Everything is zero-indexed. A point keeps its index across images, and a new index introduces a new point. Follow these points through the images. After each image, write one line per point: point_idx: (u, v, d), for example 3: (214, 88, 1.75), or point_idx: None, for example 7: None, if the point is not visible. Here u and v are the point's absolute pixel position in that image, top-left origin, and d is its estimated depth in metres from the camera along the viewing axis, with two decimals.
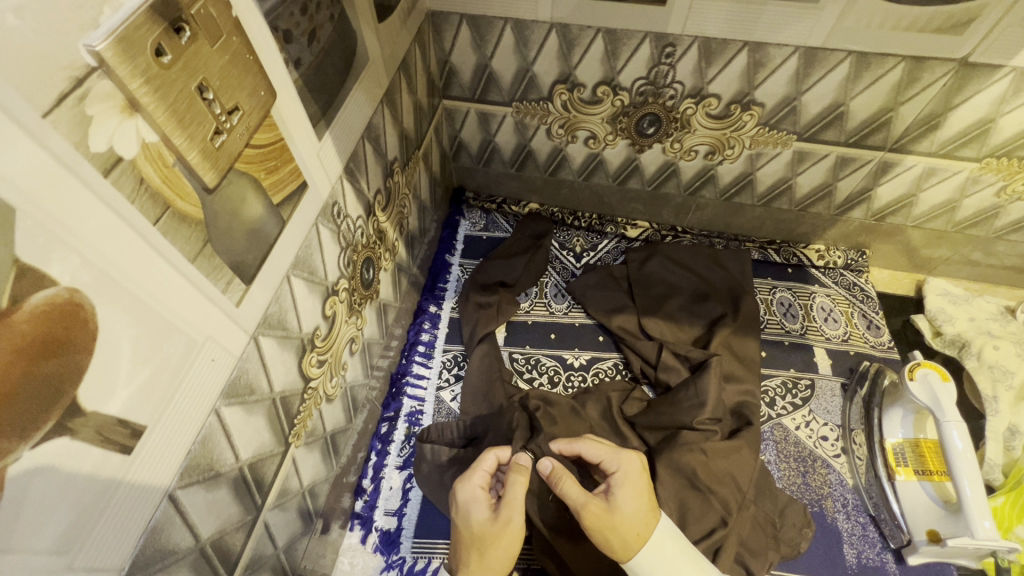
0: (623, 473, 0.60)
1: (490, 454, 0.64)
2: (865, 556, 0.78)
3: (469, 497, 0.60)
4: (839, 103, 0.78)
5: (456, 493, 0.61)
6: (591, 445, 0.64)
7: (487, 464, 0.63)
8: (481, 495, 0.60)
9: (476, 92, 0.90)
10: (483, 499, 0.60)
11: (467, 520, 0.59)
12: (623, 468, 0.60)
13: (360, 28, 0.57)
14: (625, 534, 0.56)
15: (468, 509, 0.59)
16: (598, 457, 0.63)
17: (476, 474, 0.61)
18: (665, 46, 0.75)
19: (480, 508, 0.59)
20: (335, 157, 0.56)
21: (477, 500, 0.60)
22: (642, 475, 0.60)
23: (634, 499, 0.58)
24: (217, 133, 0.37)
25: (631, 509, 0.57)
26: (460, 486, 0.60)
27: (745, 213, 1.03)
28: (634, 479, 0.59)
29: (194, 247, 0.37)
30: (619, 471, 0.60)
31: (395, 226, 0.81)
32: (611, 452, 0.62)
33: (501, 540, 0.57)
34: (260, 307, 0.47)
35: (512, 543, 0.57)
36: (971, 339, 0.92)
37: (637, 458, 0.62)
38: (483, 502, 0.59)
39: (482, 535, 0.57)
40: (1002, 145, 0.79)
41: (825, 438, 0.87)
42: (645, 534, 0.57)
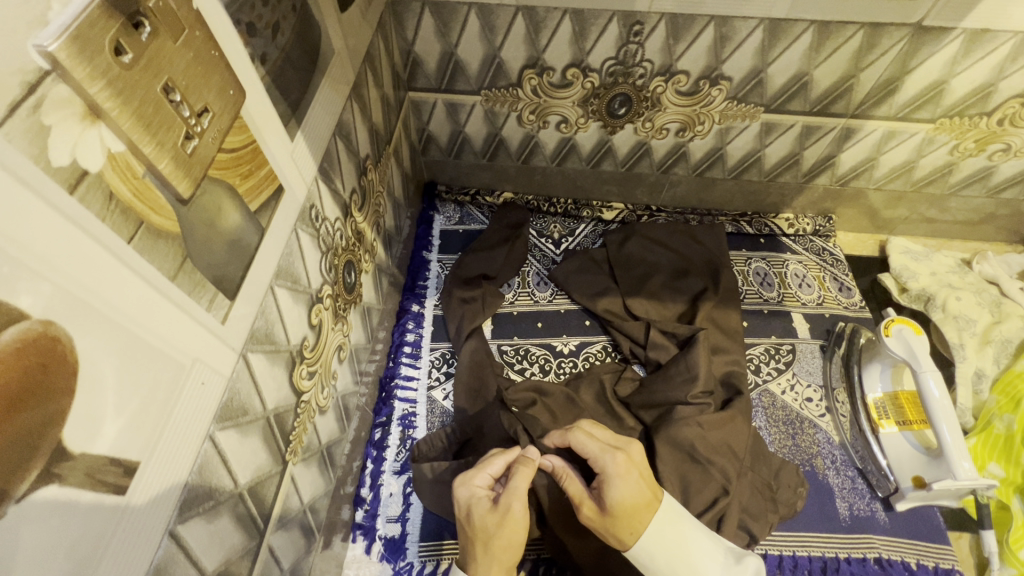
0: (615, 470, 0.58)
1: (497, 456, 0.63)
2: (856, 508, 0.81)
3: (469, 494, 0.60)
4: (803, 73, 0.79)
5: (457, 491, 0.61)
6: (579, 440, 0.63)
7: (493, 466, 0.62)
8: (482, 493, 0.60)
9: (442, 82, 0.87)
10: (483, 495, 0.60)
11: (469, 517, 0.59)
12: (607, 468, 0.58)
13: (323, 20, 0.54)
14: (619, 532, 0.56)
15: (468, 505, 0.59)
16: (586, 456, 0.61)
17: (477, 474, 0.61)
18: (633, 24, 0.75)
19: (480, 503, 0.59)
20: (308, 157, 0.53)
21: (478, 498, 0.60)
22: (631, 472, 0.58)
23: (623, 497, 0.56)
24: (188, 138, 0.34)
25: (621, 508, 0.56)
26: (459, 484, 0.60)
27: (716, 188, 1.05)
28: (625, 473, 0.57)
29: (173, 265, 0.35)
30: (605, 472, 0.58)
31: (372, 226, 0.78)
32: (597, 450, 0.60)
33: (505, 529, 0.56)
34: (246, 322, 0.44)
35: (517, 531, 0.56)
36: (935, 292, 0.97)
37: (624, 456, 0.59)
38: (482, 497, 0.59)
39: (485, 527, 0.57)
40: (955, 106, 0.83)
41: (809, 399, 0.90)
42: (640, 529, 0.56)
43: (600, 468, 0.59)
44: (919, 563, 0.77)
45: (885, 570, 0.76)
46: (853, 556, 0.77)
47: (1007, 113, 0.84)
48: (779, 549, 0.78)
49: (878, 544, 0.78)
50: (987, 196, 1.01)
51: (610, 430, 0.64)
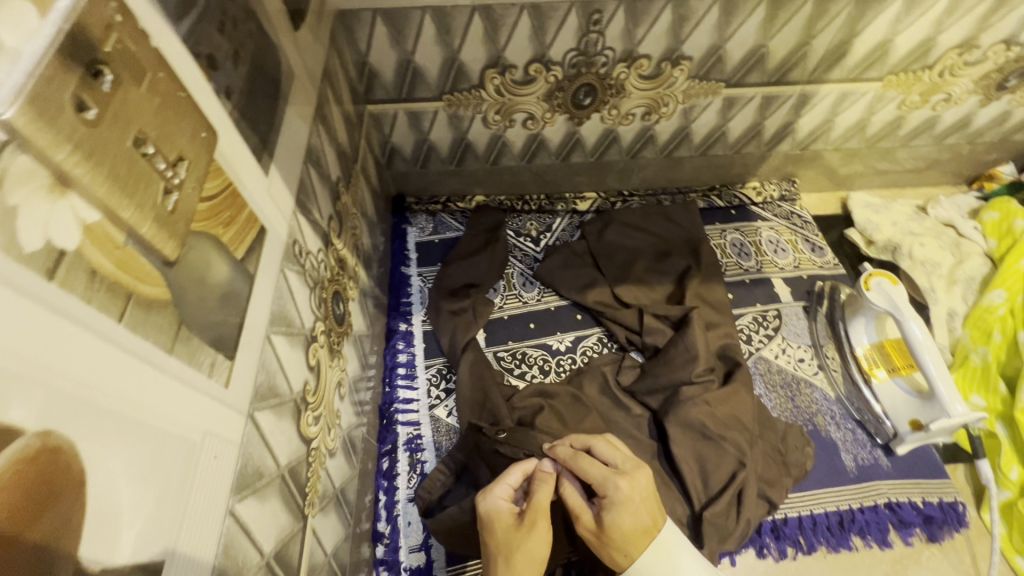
0: (614, 499, 0.56)
1: (514, 468, 0.63)
2: (860, 458, 0.84)
3: (492, 505, 0.58)
4: (760, 45, 0.81)
5: (478, 501, 0.59)
6: (585, 462, 0.60)
7: (511, 477, 0.61)
8: (503, 506, 0.58)
9: (401, 92, 0.84)
10: (506, 509, 0.58)
11: (489, 528, 0.57)
12: (610, 494, 0.56)
13: (279, 42, 0.50)
14: (614, 551, 0.55)
15: (490, 515, 0.57)
16: (589, 476, 0.59)
17: (499, 485, 0.60)
18: (592, 13, 0.74)
19: (501, 516, 0.57)
20: (284, 191, 0.49)
21: (499, 512, 0.58)
22: (635, 499, 0.56)
23: (621, 523, 0.55)
24: (168, 193, 0.30)
25: (618, 532, 0.55)
26: (481, 496, 0.59)
27: (684, 166, 1.06)
28: (626, 503, 0.55)
29: (168, 336, 0.31)
30: (608, 497, 0.57)
31: (352, 251, 0.74)
32: (603, 474, 0.58)
33: (525, 545, 0.55)
34: (249, 380, 0.41)
35: (536, 550, 0.54)
36: (901, 242, 1.01)
37: (629, 483, 0.57)
38: (505, 510, 0.57)
39: (505, 543, 0.55)
40: (900, 62, 0.86)
41: (802, 360, 0.93)
42: (633, 552, 0.55)
43: (602, 492, 0.57)
44: (925, 501, 0.81)
45: (895, 513, 0.80)
46: (865, 504, 0.81)
47: (947, 64, 0.88)
48: (797, 511, 0.80)
49: (886, 490, 0.82)
50: (933, 145, 1.06)
51: (619, 453, 0.62)
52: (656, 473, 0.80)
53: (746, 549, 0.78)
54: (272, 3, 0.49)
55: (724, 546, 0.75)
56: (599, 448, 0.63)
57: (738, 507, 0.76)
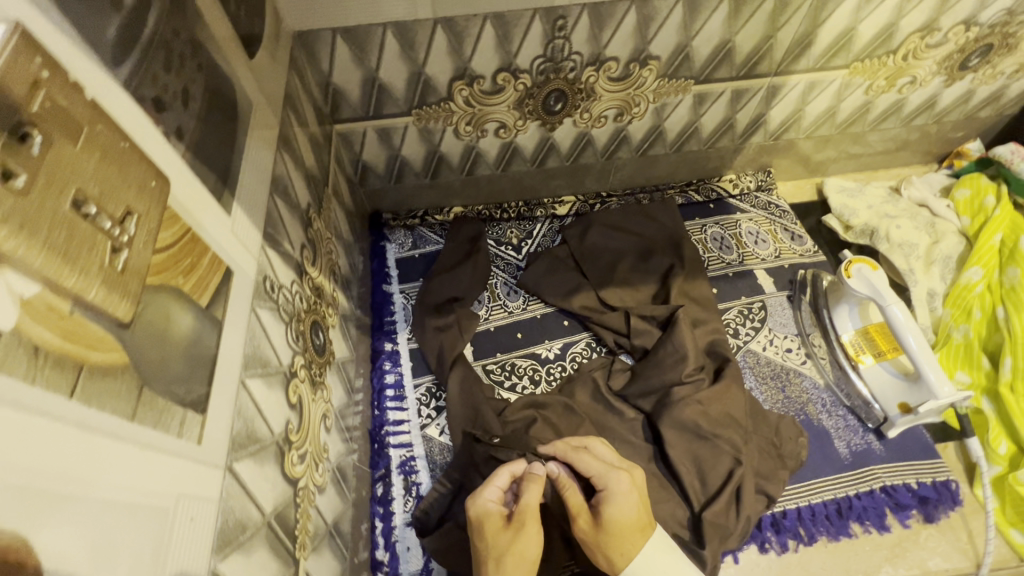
0: (614, 491, 0.57)
1: (502, 469, 0.61)
2: (853, 444, 0.85)
3: (482, 507, 0.57)
4: (726, 41, 0.81)
5: (469, 504, 0.58)
6: (584, 459, 0.62)
7: (501, 479, 0.60)
8: (494, 508, 0.57)
9: (368, 109, 0.82)
10: (496, 511, 0.56)
11: (479, 533, 0.55)
12: (610, 485, 0.58)
13: (233, 72, 0.48)
14: (612, 552, 0.54)
15: (480, 519, 0.56)
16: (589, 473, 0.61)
17: (489, 487, 0.58)
18: (556, 19, 0.73)
19: (492, 519, 0.56)
20: (249, 228, 0.47)
21: (490, 513, 0.56)
22: (635, 492, 0.57)
23: (619, 519, 0.55)
24: (117, 252, 0.28)
25: (617, 524, 0.55)
26: (471, 499, 0.58)
27: (660, 163, 1.06)
28: (626, 496, 0.56)
29: (129, 403, 0.29)
30: (608, 490, 0.58)
31: (329, 276, 0.72)
32: (603, 468, 0.60)
33: (517, 545, 0.53)
34: (225, 430, 0.39)
35: (529, 548, 0.53)
36: (877, 225, 1.01)
37: (629, 477, 0.58)
38: (495, 512, 0.56)
39: (496, 544, 0.54)
40: (865, 49, 0.87)
41: (789, 350, 0.93)
42: (632, 551, 0.54)
43: (602, 486, 0.59)
44: (919, 482, 0.82)
45: (891, 496, 0.81)
46: (861, 490, 0.81)
47: (910, 48, 0.89)
48: (795, 502, 0.80)
49: (881, 474, 0.82)
50: (902, 126, 1.07)
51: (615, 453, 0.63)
52: (653, 476, 0.79)
53: (748, 546, 0.78)
54: (222, 32, 0.47)
55: (726, 546, 0.75)
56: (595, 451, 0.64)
57: (737, 505, 0.76)
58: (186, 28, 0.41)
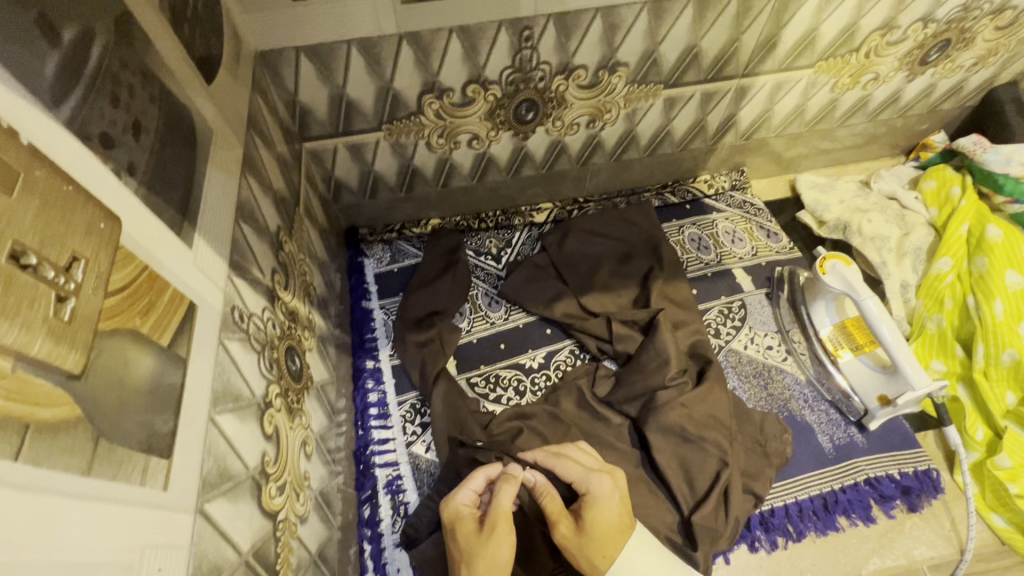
0: (596, 495, 0.58)
1: (478, 472, 0.61)
2: (836, 438, 0.86)
3: (458, 511, 0.58)
4: (692, 45, 0.81)
5: (444, 508, 0.59)
6: (564, 464, 0.62)
7: (477, 483, 0.60)
8: (468, 511, 0.58)
9: (338, 126, 0.81)
10: (469, 514, 0.57)
11: (454, 536, 0.56)
12: (591, 489, 0.59)
13: (188, 99, 0.47)
14: (590, 553, 0.54)
15: (456, 522, 0.57)
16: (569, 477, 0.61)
17: (463, 490, 0.59)
18: (522, 30, 0.72)
19: (466, 522, 0.57)
20: (213, 258, 0.46)
21: (463, 517, 0.57)
22: (614, 494, 0.58)
23: (600, 520, 0.55)
24: (63, 301, 0.27)
25: (596, 525, 0.55)
26: (445, 502, 0.59)
27: (635, 167, 1.06)
28: (608, 499, 0.57)
29: (83, 458, 0.28)
30: (589, 494, 0.58)
31: (304, 298, 0.71)
32: (583, 472, 0.61)
33: (487, 548, 0.54)
34: (194, 472, 0.38)
35: (501, 551, 0.54)
36: (849, 219, 1.03)
37: (610, 480, 0.59)
38: (469, 516, 0.57)
39: (469, 547, 0.55)
40: (828, 48, 0.88)
41: (770, 347, 0.94)
42: (610, 552, 0.53)
43: (585, 489, 0.59)
44: (901, 472, 0.83)
45: (875, 488, 0.82)
46: (846, 483, 0.82)
47: (871, 46, 0.90)
48: (783, 500, 0.81)
49: (865, 466, 0.83)
50: (869, 121, 1.09)
51: (595, 457, 0.64)
52: (642, 482, 0.79)
53: (739, 546, 0.78)
54: (176, 59, 0.46)
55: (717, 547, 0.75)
56: (575, 454, 0.64)
57: (725, 506, 0.76)
58: (136, 58, 0.39)
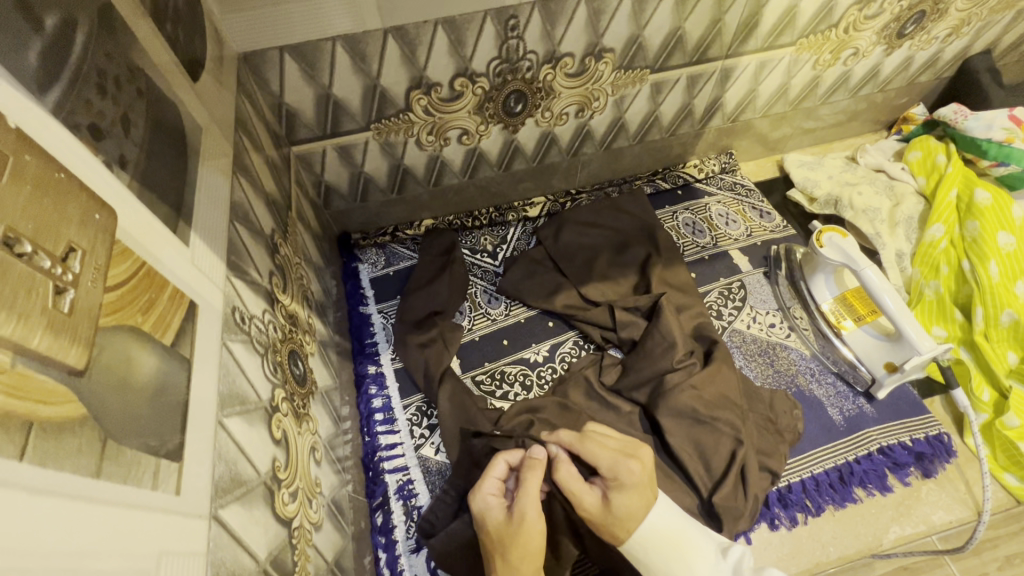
0: (624, 480, 0.56)
1: (500, 459, 0.62)
2: (846, 409, 0.86)
3: (483, 504, 0.58)
4: (676, 27, 0.82)
5: (470, 502, 0.59)
6: (592, 446, 0.60)
7: (500, 470, 0.61)
8: (494, 502, 0.58)
9: (326, 127, 0.79)
10: (496, 505, 0.57)
11: (484, 529, 0.56)
12: (621, 476, 0.56)
13: (175, 97, 0.45)
14: (614, 528, 0.54)
15: (484, 514, 0.57)
16: (594, 457, 0.59)
17: (487, 481, 0.59)
18: (507, 19, 0.72)
19: (494, 514, 0.57)
20: (210, 258, 0.44)
21: (490, 508, 0.57)
22: (644, 478, 0.56)
23: (629, 502, 0.54)
24: (62, 292, 0.26)
25: (621, 509, 0.54)
26: (471, 495, 0.59)
27: (625, 155, 1.06)
28: (637, 484, 0.55)
29: (92, 459, 0.26)
30: (617, 479, 0.56)
31: (302, 302, 0.69)
32: (612, 456, 0.58)
33: (518, 539, 0.53)
34: (206, 477, 0.36)
35: (530, 542, 0.52)
36: (840, 194, 1.04)
37: (639, 463, 0.57)
38: (496, 507, 0.57)
39: (500, 537, 0.54)
40: (808, 25, 0.89)
41: (773, 325, 0.94)
42: (633, 525, 0.54)
43: (612, 474, 0.57)
44: (913, 438, 0.83)
45: (889, 456, 0.82)
46: (860, 454, 0.82)
47: (850, 21, 0.92)
48: (799, 475, 0.80)
49: (876, 435, 0.83)
50: (851, 97, 1.11)
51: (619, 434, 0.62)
52: (657, 467, 0.78)
53: (759, 525, 0.77)
54: (160, 55, 0.44)
55: (738, 528, 0.74)
56: (598, 433, 0.63)
57: (743, 485, 0.75)
58: (119, 50, 0.38)
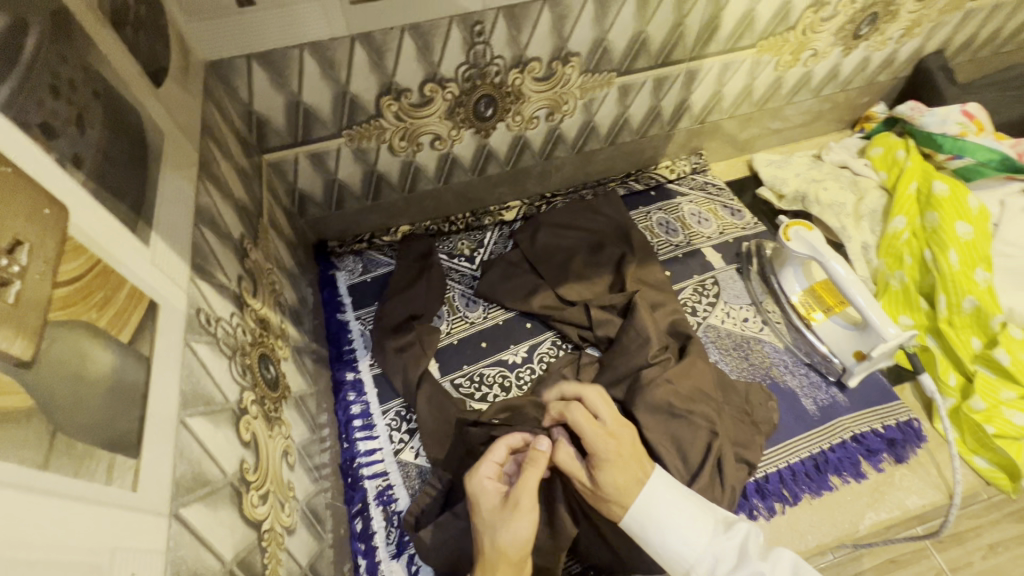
0: (611, 459, 0.59)
1: (498, 444, 0.62)
2: (819, 399, 0.87)
3: (479, 487, 0.59)
4: (640, 31, 0.84)
5: (466, 484, 0.60)
6: (579, 424, 0.62)
7: (497, 455, 0.62)
8: (490, 487, 0.59)
9: (297, 135, 0.80)
10: (492, 490, 0.59)
11: (477, 511, 0.58)
12: (602, 454, 0.59)
13: (136, 101, 0.46)
14: (611, 504, 0.59)
15: (479, 497, 0.59)
16: (583, 434, 0.61)
17: (484, 465, 0.60)
18: (473, 25, 0.74)
19: (489, 497, 0.59)
20: (173, 260, 0.45)
21: (485, 491, 0.59)
22: (626, 456, 0.60)
23: (615, 480, 0.58)
24: (6, 284, 0.26)
25: (613, 487, 0.58)
26: (467, 476, 0.60)
27: (598, 158, 1.08)
28: (623, 463, 0.59)
29: (39, 452, 0.26)
30: (599, 455, 0.60)
31: (275, 307, 0.69)
32: (596, 434, 0.61)
33: (510, 524, 0.55)
34: (166, 475, 0.36)
35: (523, 526, 0.55)
36: (807, 190, 1.07)
37: (619, 442, 0.60)
38: (492, 491, 0.59)
39: (493, 520, 0.57)
40: (767, 28, 0.93)
41: (746, 319, 0.96)
42: (628, 502, 0.58)
43: (595, 452, 0.60)
44: (885, 425, 0.85)
45: (862, 444, 0.83)
46: (834, 442, 0.83)
47: (807, 23, 0.95)
48: (776, 466, 0.81)
49: (850, 424, 0.85)
50: (813, 98, 1.14)
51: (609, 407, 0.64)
52: None
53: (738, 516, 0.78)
54: (120, 60, 0.45)
55: None
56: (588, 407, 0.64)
57: (720, 477, 0.76)
58: (74, 54, 0.38)
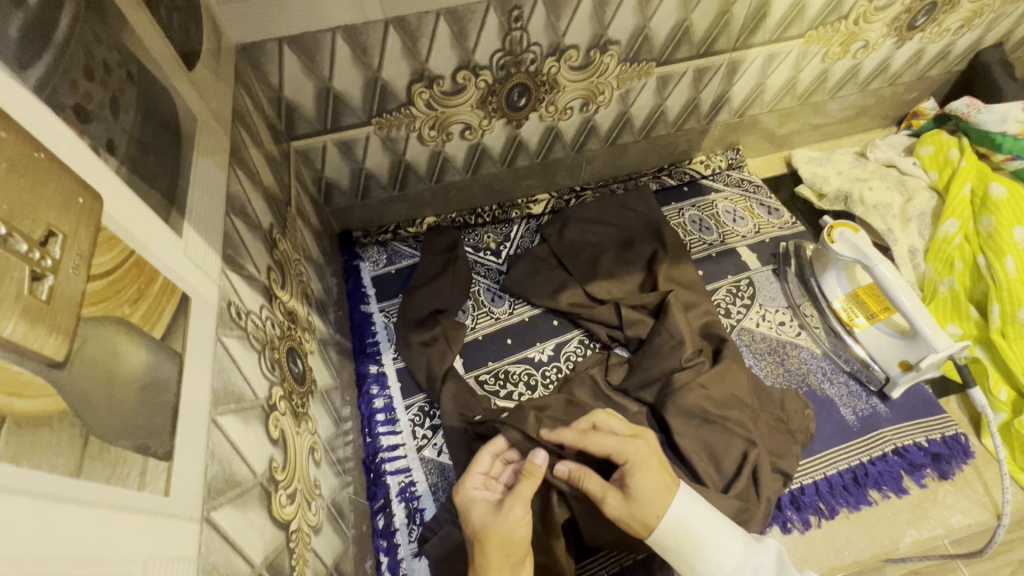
0: (637, 462, 0.58)
1: (482, 453, 0.62)
2: (859, 409, 0.84)
3: (470, 498, 0.58)
4: (683, 20, 0.80)
5: (456, 497, 0.59)
6: (599, 438, 0.61)
7: (483, 464, 0.61)
8: (479, 494, 0.58)
9: (326, 122, 0.78)
10: (483, 498, 0.58)
11: (468, 519, 0.57)
12: (632, 458, 0.58)
13: (169, 85, 0.44)
14: (644, 515, 0.55)
15: (468, 506, 0.57)
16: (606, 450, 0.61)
17: (471, 476, 0.60)
18: (511, 10, 0.71)
19: (478, 504, 0.57)
20: (205, 250, 0.43)
21: (475, 500, 0.58)
22: (653, 457, 0.59)
23: (646, 484, 0.56)
24: (39, 279, 0.24)
25: (649, 493, 0.55)
26: (456, 489, 0.59)
27: (630, 151, 1.05)
28: (648, 464, 0.58)
29: (71, 458, 0.25)
30: (630, 463, 0.58)
31: (302, 299, 0.68)
32: (618, 442, 0.60)
33: (502, 528, 0.53)
34: (197, 478, 0.35)
35: (515, 530, 0.53)
36: (851, 189, 1.02)
37: (645, 445, 0.60)
38: (481, 499, 0.57)
39: (483, 524, 0.54)
40: (818, 16, 0.88)
41: (782, 323, 0.92)
42: (661, 509, 0.55)
43: (624, 459, 0.59)
44: (929, 439, 0.81)
45: (904, 457, 0.79)
46: (874, 455, 0.80)
47: (860, 13, 0.90)
48: (812, 476, 0.78)
49: (891, 435, 0.81)
50: (859, 92, 1.09)
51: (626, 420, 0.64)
52: None
53: (771, 528, 0.75)
54: (155, 42, 0.43)
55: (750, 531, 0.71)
56: (603, 422, 0.65)
57: (755, 486, 0.73)
58: (109, 33, 0.36)
